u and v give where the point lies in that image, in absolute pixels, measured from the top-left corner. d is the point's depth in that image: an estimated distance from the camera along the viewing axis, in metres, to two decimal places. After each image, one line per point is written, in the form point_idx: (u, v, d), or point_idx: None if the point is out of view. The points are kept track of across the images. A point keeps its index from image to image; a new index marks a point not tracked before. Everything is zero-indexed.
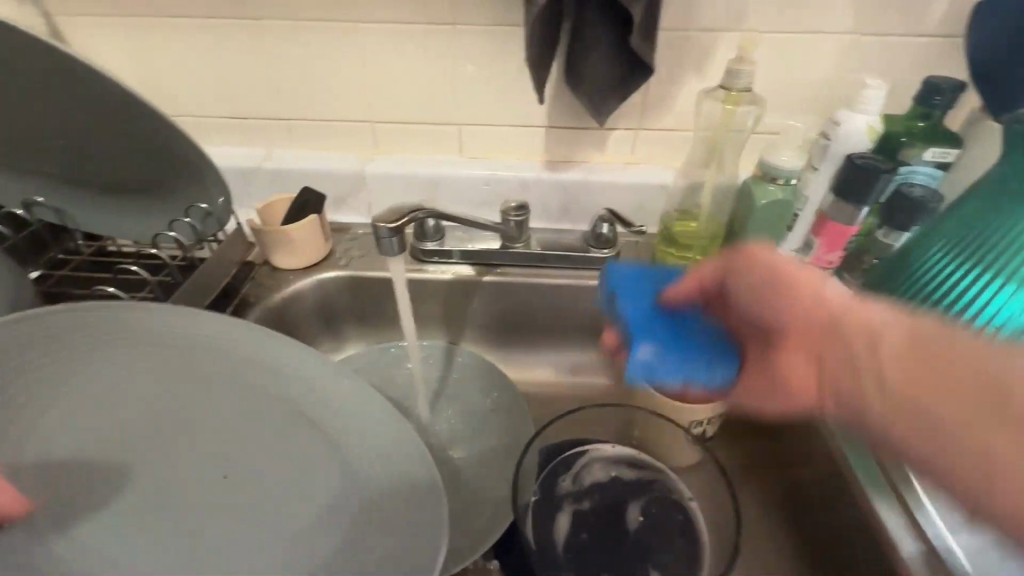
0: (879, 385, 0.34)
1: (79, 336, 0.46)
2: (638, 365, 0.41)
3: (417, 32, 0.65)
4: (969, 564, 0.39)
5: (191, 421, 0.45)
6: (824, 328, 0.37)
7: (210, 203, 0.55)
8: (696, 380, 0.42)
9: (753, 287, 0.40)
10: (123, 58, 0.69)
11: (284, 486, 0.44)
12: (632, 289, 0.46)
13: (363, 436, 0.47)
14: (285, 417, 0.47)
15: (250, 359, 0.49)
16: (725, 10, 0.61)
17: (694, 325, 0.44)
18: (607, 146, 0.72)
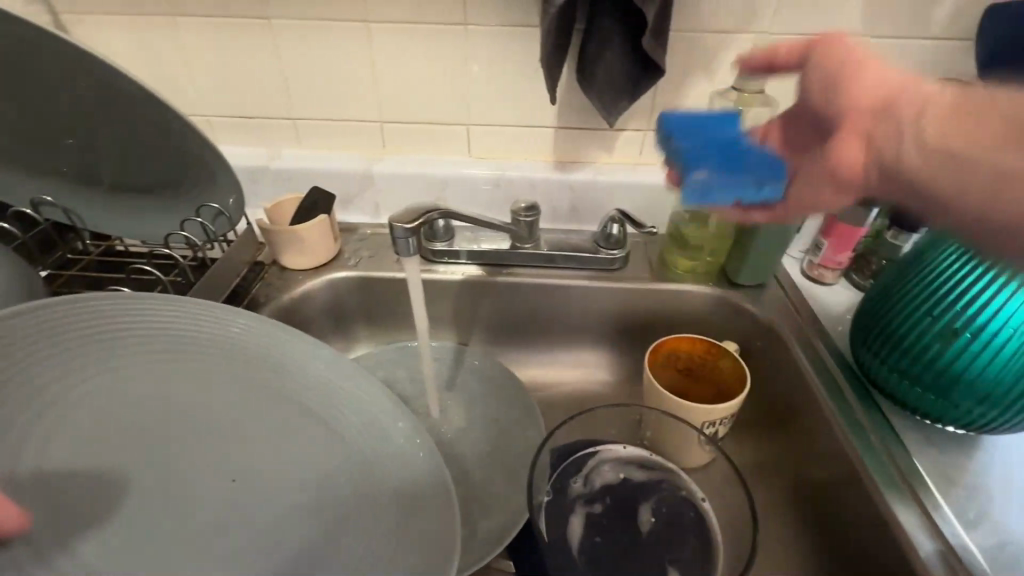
0: (919, 142, 0.32)
1: (89, 333, 0.41)
2: (695, 180, 0.41)
3: (428, 30, 0.65)
4: (984, 565, 0.40)
5: (197, 421, 0.44)
6: (874, 103, 0.34)
7: (221, 203, 0.55)
8: (751, 194, 0.41)
9: (832, 83, 0.37)
10: (130, 55, 0.69)
11: (295, 488, 0.44)
12: (689, 130, 0.44)
13: (371, 438, 0.47)
14: (296, 417, 0.47)
15: (257, 358, 0.48)
16: (736, 11, 0.61)
17: (745, 146, 0.43)
18: (616, 146, 0.72)
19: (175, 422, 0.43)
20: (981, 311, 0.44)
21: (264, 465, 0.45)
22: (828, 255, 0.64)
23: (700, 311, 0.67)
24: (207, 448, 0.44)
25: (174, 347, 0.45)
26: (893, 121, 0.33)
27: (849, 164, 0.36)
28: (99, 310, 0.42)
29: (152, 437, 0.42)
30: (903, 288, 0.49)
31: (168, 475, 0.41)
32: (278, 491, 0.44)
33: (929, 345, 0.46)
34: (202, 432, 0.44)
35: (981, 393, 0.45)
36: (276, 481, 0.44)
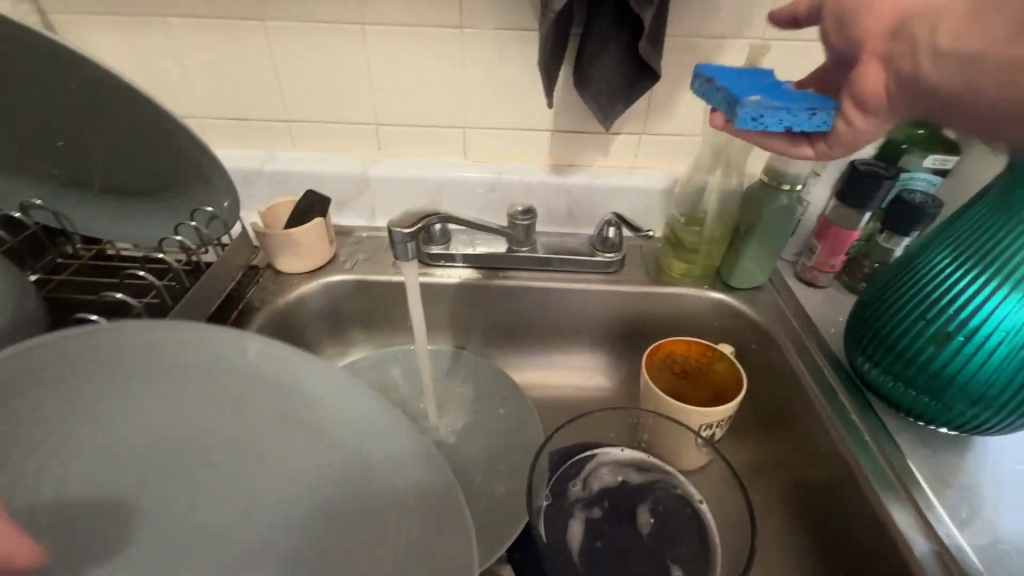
0: (932, 55, 0.32)
1: (72, 365, 0.35)
2: (750, 103, 0.40)
3: (425, 33, 0.64)
4: (979, 565, 0.40)
5: (201, 454, 0.40)
6: (888, 25, 0.36)
7: (215, 207, 0.54)
8: (803, 121, 0.41)
9: (846, 15, 0.39)
10: (122, 57, 0.68)
11: (308, 526, 0.39)
12: (730, 76, 0.46)
13: (386, 454, 0.41)
14: (304, 450, 0.41)
15: (254, 373, 0.41)
16: (730, 17, 0.61)
17: (789, 88, 0.44)
18: (612, 150, 0.72)
19: (176, 458, 0.39)
20: (972, 315, 0.45)
21: (272, 500, 0.40)
22: (821, 259, 0.64)
23: (696, 314, 0.67)
24: (212, 483, 0.40)
25: (164, 376, 0.39)
26: (905, 42, 0.34)
27: (870, 89, 0.37)
28: (74, 348, 0.36)
29: (152, 476, 0.38)
30: (899, 291, 0.50)
31: (170, 515, 0.38)
32: (290, 527, 0.39)
33: (922, 349, 0.47)
34: (207, 467, 0.40)
35: (974, 395, 0.45)
36: (287, 515, 0.40)
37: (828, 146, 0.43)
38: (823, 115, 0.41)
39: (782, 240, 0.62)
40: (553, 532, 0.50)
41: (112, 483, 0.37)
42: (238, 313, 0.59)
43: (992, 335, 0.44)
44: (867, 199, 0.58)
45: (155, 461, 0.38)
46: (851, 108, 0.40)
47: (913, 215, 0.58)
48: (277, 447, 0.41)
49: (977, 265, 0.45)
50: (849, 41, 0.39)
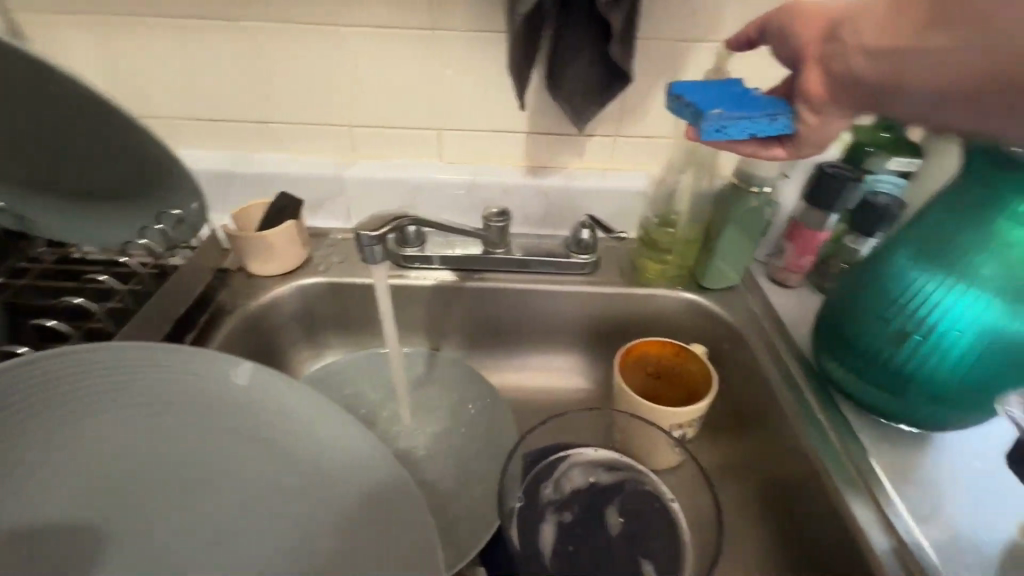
0: (872, 58, 0.35)
1: (65, 384, 0.38)
2: (714, 116, 0.41)
3: (399, 35, 0.64)
4: (936, 559, 0.41)
5: (180, 468, 0.43)
6: (823, 37, 0.39)
7: (182, 209, 0.54)
8: (766, 129, 0.41)
9: (785, 33, 0.42)
10: (87, 57, 0.67)
11: (278, 534, 0.43)
12: (694, 87, 0.46)
13: (355, 474, 0.45)
14: (278, 464, 0.45)
15: (235, 397, 0.45)
16: (700, 21, 0.62)
17: (753, 95, 0.44)
18: (587, 152, 0.72)
19: (155, 473, 0.42)
20: (929, 312, 0.46)
21: (245, 510, 0.43)
22: (790, 259, 0.65)
23: (670, 315, 0.68)
24: (189, 495, 0.42)
25: (151, 397, 0.42)
26: (839, 48, 0.37)
27: (816, 92, 0.40)
28: (69, 365, 0.38)
29: (133, 488, 0.41)
30: (866, 290, 0.50)
31: (146, 524, 0.41)
32: (262, 536, 0.43)
33: (883, 346, 0.48)
34: (184, 480, 0.42)
35: (932, 391, 0.47)
36: (260, 522, 0.43)
37: (794, 149, 0.43)
38: (784, 120, 0.41)
39: (752, 241, 0.63)
40: (525, 535, 0.51)
41: (92, 494, 0.39)
42: (208, 316, 0.59)
43: (947, 332, 0.45)
44: (833, 199, 0.60)
45: (134, 474, 0.41)
46: (806, 110, 0.41)
47: (877, 216, 0.60)
48: (252, 462, 0.44)
49: (941, 265, 0.45)
50: (791, 53, 0.42)
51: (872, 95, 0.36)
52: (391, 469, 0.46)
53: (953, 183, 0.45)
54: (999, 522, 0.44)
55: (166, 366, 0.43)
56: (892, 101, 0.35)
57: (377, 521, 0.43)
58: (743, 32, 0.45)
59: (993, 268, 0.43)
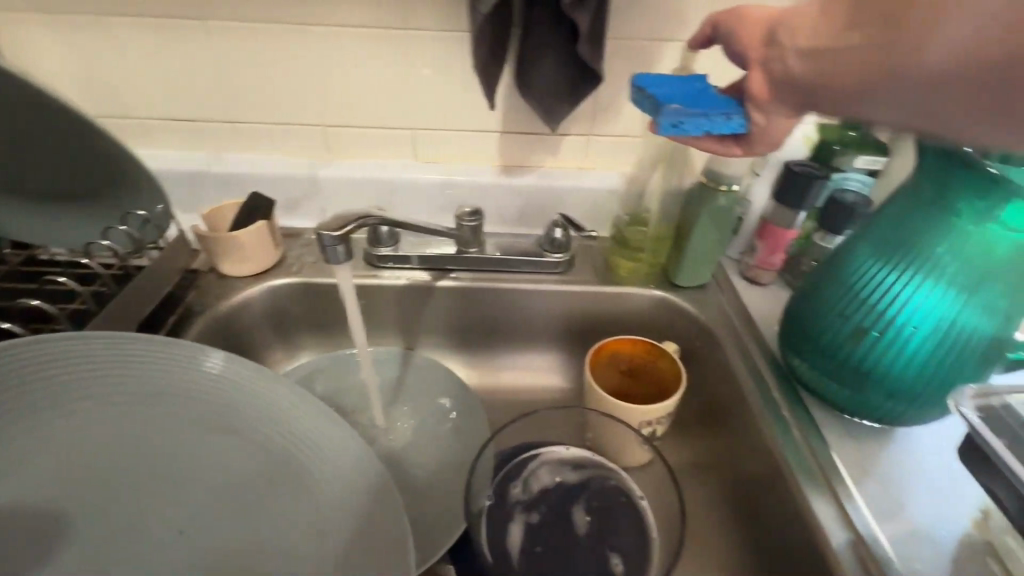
0: (813, 59, 0.36)
1: (48, 375, 0.40)
2: (670, 110, 0.42)
3: (369, 34, 0.64)
4: (893, 554, 0.42)
5: (159, 454, 0.45)
6: (761, 41, 0.41)
7: (147, 210, 0.55)
8: (720, 127, 0.42)
9: (733, 36, 0.43)
10: (55, 57, 0.66)
11: (251, 513, 0.46)
12: (657, 80, 0.46)
13: (331, 473, 0.46)
14: (252, 451, 0.47)
15: (218, 391, 0.47)
16: (669, 21, 0.62)
17: (712, 93, 0.45)
18: (561, 151, 0.73)
19: (136, 459, 0.44)
20: (887, 308, 0.46)
21: (219, 492, 0.46)
22: (762, 257, 0.66)
23: (643, 313, 0.68)
24: (166, 478, 0.45)
25: (126, 385, 0.44)
26: (777, 52, 0.39)
27: (758, 93, 0.41)
28: (45, 356, 0.40)
29: (110, 472, 0.44)
30: (826, 287, 0.51)
31: (122, 507, 0.44)
32: (236, 517, 0.46)
33: (843, 342, 0.49)
34: (162, 466, 0.45)
35: (890, 385, 0.47)
36: (234, 502, 0.46)
37: (747, 146, 0.44)
38: (738, 119, 0.42)
39: (723, 238, 0.63)
40: (493, 533, 0.51)
41: (68, 477, 0.42)
42: (178, 316, 0.59)
43: (904, 328, 0.46)
44: (801, 197, 0.60)
45: (113, 458, 0.44)
46: (759, 109, 0.42)
47: (845, 214, 0.60)
48: (228, 447, 0.46)
49: (896, 262, 0.46)
50: (738, 56, 0.43)
51: (811, 94, 0.37)
52: (360, 470, 0.46)
53: (910, 180, 0.45)
54: (955, 515, 0.45)
55: (142, 358, 0.44)
56: (832, 102, 0.36)
57: (344, 508, 0.45)
58: (702, 32, 0.47)
59: (948, 265, 0.43)
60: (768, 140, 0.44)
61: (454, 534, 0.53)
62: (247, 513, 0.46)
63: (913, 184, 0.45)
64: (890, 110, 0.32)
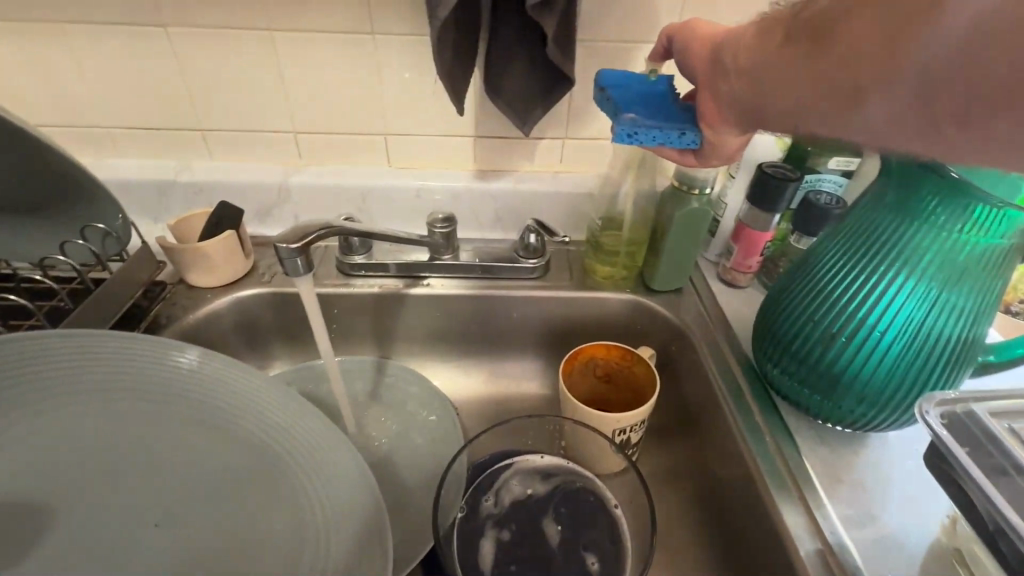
0: (761, 65, 0.36)
1: (37, 366, 0.41)
2: (626, 120, 0.42)
3: (336, 39, 0.63)
4: (862, 563, 0.41)
5: (139, 452, 0.44)
6: (708, 59, 0.41)
7: (107, 224, 0.54)
8: (674, 141, 0.43)
9: (687, 50, 0.44)
10: (17, 65, 0.65)
11: (231, 514, 0.44)
12: (621, 84, 0.47)
13: (318, 475, 0.45)
14: (232, 450, 0.46)
15: (208, 392, 0.46)
16: (641, 22, 0.61)
17: (672, 102, 0.45)
18: (536, 155, 0.72)
19: (114, 457, 0.43)
20: (852, 313, 0.46)
21: (197, 493, 0.44)
22: (738, 260, 0.65)
23: (619, 318, 0.68)
24: (142, 477, 0.43)
25: (106, 380, 0.44)
26: (734, 58, 0.38)
27: (708, 112, 0.42)
28: (27, 347, 0.40)
29: (82, 473, 0.42)
30: (799, 290, 0.51)
31: (95, 504, 0.41)
32: (211, 518, 0.43)
33: (812, 348, 0.48)
34: (144, 463, 0.44)
35: (860, 389, 0.47)
36: (214, 505, 0.44)
37: (702, 158, 0.45)
38: (693, 133, 0.42)
39: (695, 242, 0.63)
40: (464, 547, 0.50)
41: (37, 476, 0.40)
42: (142, 329, 0.57)
43: (870, 332, 0.45)
44: (776, 200, 0.59)
45: (87, 458, 0.42)
46: (718, 115, 0.41)
47: (818, 216, 0.60)
48: (206, 446, 0.45)
49: (864, 265, 0.45)
50: (691, 71, 0.44)
51: (762, 102, 0.36)
52: (333, 476, 0.45)
53: (877, 183, 0.45)
54: (925, 522, 0.45)
55: (123, 353, 0.44)
56: (784, 108, 0.35)
57: (324, 502, 0.44)
58: (662, 41, 0.47)
59: (912, 270, 0.43)
60: (721, 153, 0.45)
61: (425, 547, 0.53)
62: (228, 516, 0.44)
63: (880, 186, 0.45)
64: (838, 120, 0.32)
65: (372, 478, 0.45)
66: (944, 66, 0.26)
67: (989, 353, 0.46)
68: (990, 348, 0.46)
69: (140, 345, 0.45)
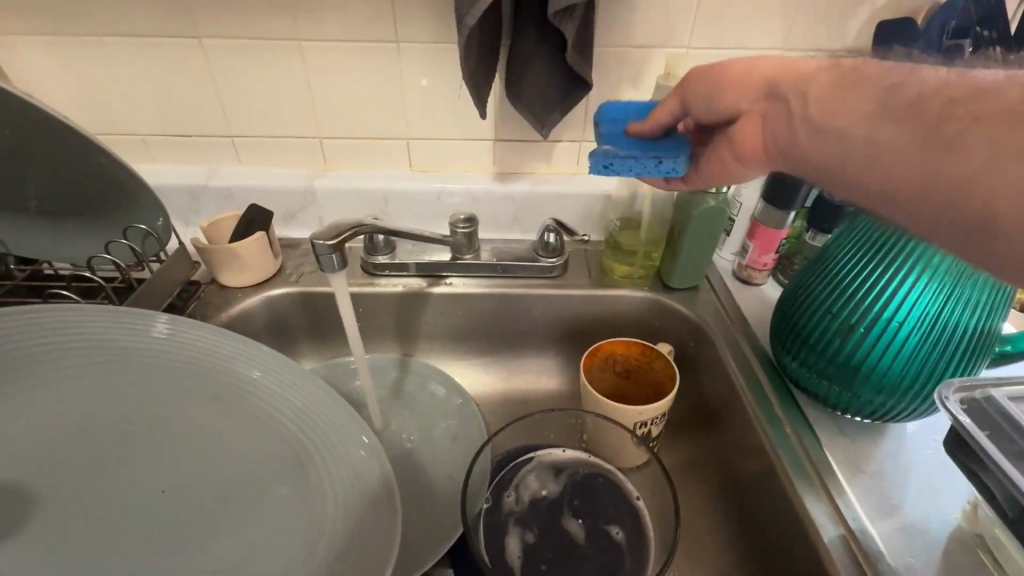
0: None
1: (72, 341, 0.44)
2: (601, 152, 0.46)
3: (361, 47, 0.65)
4: (884, 548, 0.42)
5: (170, 427, 0.46)
6: (760, 93, 0.41)
7: (148, 225, 0.57)
8: (647, 173, 0.47)
9: (717, 92, 0.44)
10: (57, 79, 0.68)
11: (255, 488, 0.46)
12: (611, 123, 0.51)
13: (337, 458, 0.46)
14: (241, 426, 0.47)
15: (233, 373, 0.48)
16: (657, 27, 0.63)
17: (657, 142, 0.48)
18: (553, 157, 0.74)
19: (147, 430, 0.46)
20: (868, 307, 0.47)
21: (211, 476, 0.46)
22: (753, 257, 0.66)
23: (637, 315, 0.69)
24: (156, 453, 0.46)
25: (106, 355, 0.45)
26: (777, 97, 0.40)
27: (748, 150, 0.44)
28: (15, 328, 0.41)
29: (104, 448, 0.45)
30: (818, 284, 0.52)
31: (129, 472, 0.44)
32: (238, 490, 0.46)
33: (831, 342, 0.50)
34: (174, 438, 0.46)
35: (879, 380, 0.48)
36: (241, 479, 0.47)
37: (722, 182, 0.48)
38: (669, 164, 0.46)
39: (713, 238, 0.64)
40: (491, 538, 0.51)
41: (56, 456, 0.43)
42: None
43: (888, 324, 0.46)
44: (790, 199, 0.61)
45: (115, 431, 0.45)
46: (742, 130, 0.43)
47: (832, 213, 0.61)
48: (218, 424, 0.47)
49: (882, 260, 0.47)
50: (728, 108, 0.44)
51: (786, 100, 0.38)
52: (354, 459, 0.46)
53: None
54: (948, 511, 0.45)
55: (120, 329, 0.45)
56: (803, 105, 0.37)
57: (342, 483, 0.45)
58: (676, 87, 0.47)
59: (928, 265, 0.44)
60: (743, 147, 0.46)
61: (451, 537, 0.54)
62: (252, 489, 0.46)
63: None
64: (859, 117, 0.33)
65: (381, 452, 0.46)
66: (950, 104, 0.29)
67: (1007, 344, 0.47)
68: (1007, 339, 0.47)
69: (135, 318, 0.46)
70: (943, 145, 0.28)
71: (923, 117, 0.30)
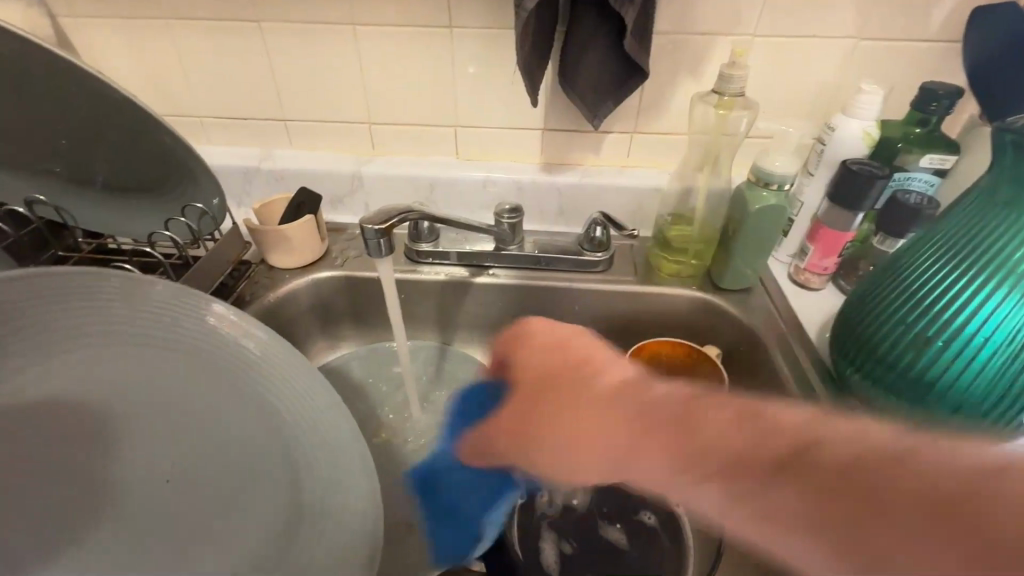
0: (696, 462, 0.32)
1: (115, 310, 0.44)
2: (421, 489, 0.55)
3: (413, 31, 0.65)
4: None
5: (182, 413, 0.46)
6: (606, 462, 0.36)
7: (205, 203, 0.59)
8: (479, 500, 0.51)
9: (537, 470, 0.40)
10: (126, 59, 0.71)
11: (247, 496, 0.45)
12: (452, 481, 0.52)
13: (339, 490, 0.46)
14: (253, 426, 0.47)
15: (264, 373, 0.49)
16: (722, 14, 0.60)
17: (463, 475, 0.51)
18: (603, 149, 0.72)
19: (164, 409, 0.46)
20: (948, 320, 0.43)
21: (209, 469, 0.45)
22: (813, 260, 0.63)
23: (684, 315, 0.67)
24: (168, 435, 0.45)
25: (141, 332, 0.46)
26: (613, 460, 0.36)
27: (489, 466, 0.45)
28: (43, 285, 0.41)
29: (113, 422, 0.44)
30: (892, 294, 0.48)
31: (138, 447, 0.44)
32: (230, 492, 0.45)
33: (903, 351, 0.46)
34: (187, 425, 0.46)
35: (956, 401, 0.44)
36: (237, 480, 0.46)
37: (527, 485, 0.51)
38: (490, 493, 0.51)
39: (772, 239, 0.61)
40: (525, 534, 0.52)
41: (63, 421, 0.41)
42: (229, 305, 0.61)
43: (972, 340, 0.42)
44: (859, 199, 0.56)
45: (129, 406, 0.45)
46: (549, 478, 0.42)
47: (906, 216, 0.56)
48: (233, 418, 0.47)
49: (963, 268, 0.43)
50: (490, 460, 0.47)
51: None
52: (355, 498, 0.46)
53: (974, 195, 0.45)
54: None
55: (160, 303, 0.46)
56: None
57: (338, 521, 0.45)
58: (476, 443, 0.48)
59: (1013, 275, 0.41)
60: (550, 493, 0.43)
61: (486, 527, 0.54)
62: (246, 495, 0.45)
63: (976, 197, 0.45)
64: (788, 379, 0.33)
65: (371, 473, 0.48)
66: (790, 434, 0.31)
67: None
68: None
69: (174, 293, 0.47)
70: (872, 506, 0.26)
71: (787, 475, 0.29)
